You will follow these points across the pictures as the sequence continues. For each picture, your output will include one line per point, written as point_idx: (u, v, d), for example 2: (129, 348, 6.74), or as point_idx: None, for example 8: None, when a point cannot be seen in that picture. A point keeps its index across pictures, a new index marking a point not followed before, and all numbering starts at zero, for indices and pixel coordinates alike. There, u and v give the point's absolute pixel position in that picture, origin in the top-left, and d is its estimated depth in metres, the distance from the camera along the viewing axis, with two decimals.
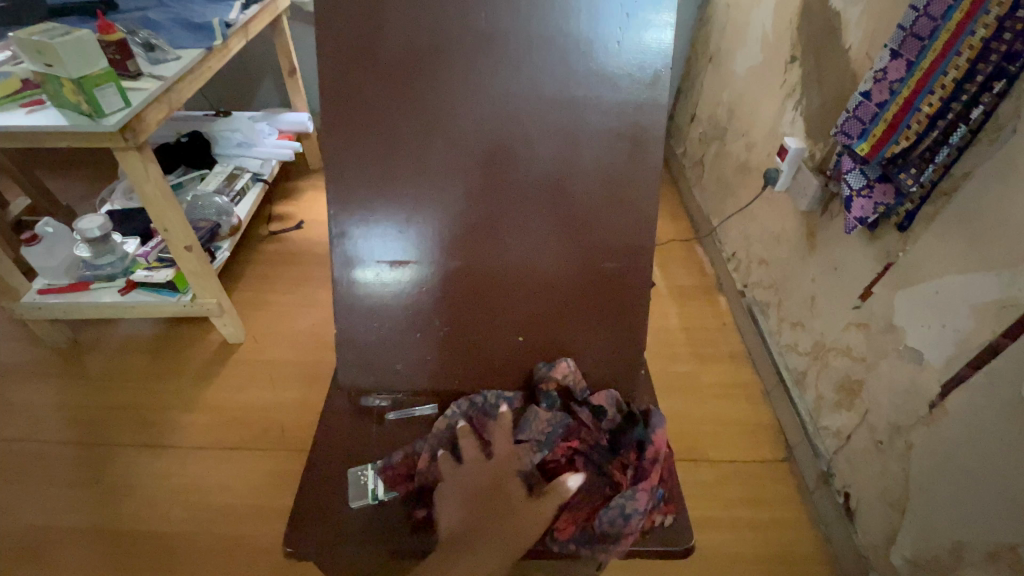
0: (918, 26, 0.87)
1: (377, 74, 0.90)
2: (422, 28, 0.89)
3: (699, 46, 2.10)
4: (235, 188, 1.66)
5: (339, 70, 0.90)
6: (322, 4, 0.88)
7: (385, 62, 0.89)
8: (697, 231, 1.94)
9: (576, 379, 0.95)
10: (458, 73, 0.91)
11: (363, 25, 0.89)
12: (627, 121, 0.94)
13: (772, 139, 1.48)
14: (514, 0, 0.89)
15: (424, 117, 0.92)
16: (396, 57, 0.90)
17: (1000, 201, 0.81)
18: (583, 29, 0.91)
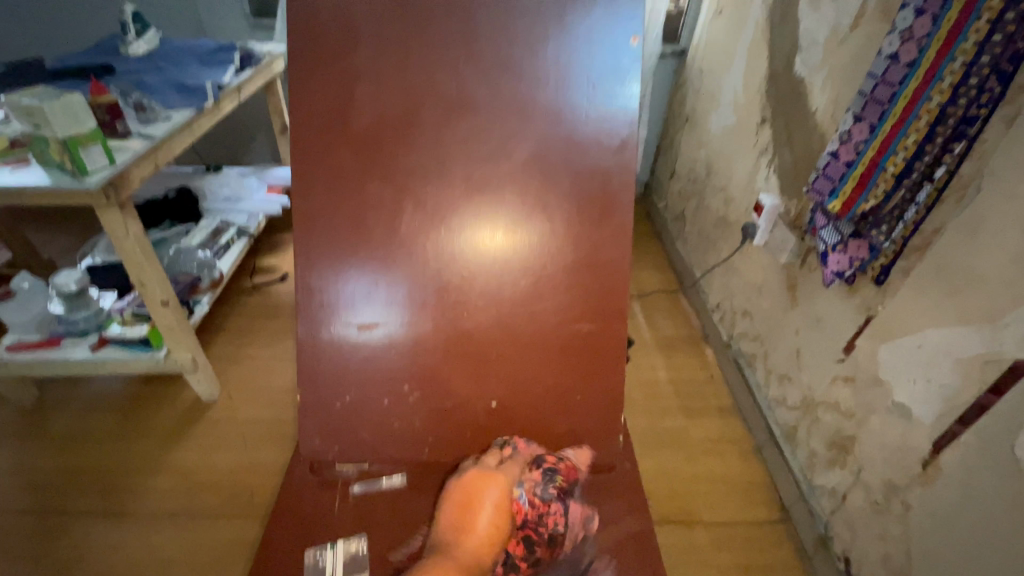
0: (878, 92, 0.92)
1: (354, 140, 0.95)
2: (398, 98, 0.95)
3: (676, 107, 2.20)
4: (219, 242, 1.67)
5: (313, 136, 0.95)
6: (300, 76, 0.95)
7: (360, 129, 0.95)
8: (682, 283, 1.95)
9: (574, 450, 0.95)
10: (427, 140, 0.95)
11: (341, 94, 0.95)
12: (597, 184, 0.97)
13: (748, 194, 1.52)
14: (484, 74, 0.95)
15: (393, 181, 0.95)
16: (373, 125, 0.95)
17: (972, 257, 0.82)
18: (552, 98, 0.96)
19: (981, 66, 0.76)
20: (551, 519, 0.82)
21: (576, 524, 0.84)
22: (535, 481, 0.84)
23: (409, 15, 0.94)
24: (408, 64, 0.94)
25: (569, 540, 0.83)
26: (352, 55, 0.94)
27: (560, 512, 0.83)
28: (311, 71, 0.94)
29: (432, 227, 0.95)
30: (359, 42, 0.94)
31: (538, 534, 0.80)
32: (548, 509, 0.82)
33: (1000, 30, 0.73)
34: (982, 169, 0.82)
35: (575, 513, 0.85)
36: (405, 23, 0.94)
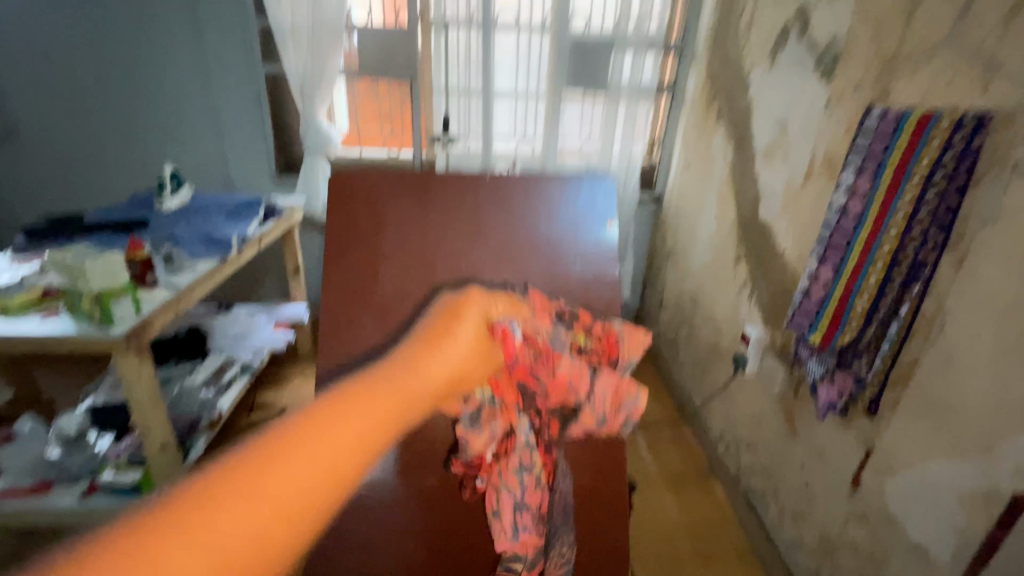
0: (833, 238, 1.03)
1: (374, 307, 1.08)
2: (414, 274, 1.10)
3: (658, 243, 2.40)
4: (222, 380, 1.70)
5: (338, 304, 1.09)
6: (338, 255, 1.12)
7: (382, 300, 1.09)
8: (682, 412, 1.95)
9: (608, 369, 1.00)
10: None
11: (368, 271, 1.11)
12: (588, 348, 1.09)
13: (735, 325, 1.60)
14: (489, 255, 1.13)
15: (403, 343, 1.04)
16: (391, 295, 1.09)
17: (950, 389, 0.86)
18: (546, 275, 1.13)
19: (922, 218, 0.86)
20: (562, 371, 0.95)
21: (608, 414, 1.00)
22: (560, 337, 0.96)
23: (427, 212, 1.16)
24: (424, 240, 1.13)
25: (586, 418, 1.00)
26: (379, 239, 1.13)
27: (584, 387, 0.97)
28: (343, 253, 1.12)
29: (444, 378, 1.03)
30: (386, 230, 1.14)
31: (544, 392, 0.96)
32: (562, 357, 0.95)
33: (932, 187, 0.84)
34: (942, 308, 0.88)
35: (612, 386, 0.98)
36: (426, 216, 1.15)
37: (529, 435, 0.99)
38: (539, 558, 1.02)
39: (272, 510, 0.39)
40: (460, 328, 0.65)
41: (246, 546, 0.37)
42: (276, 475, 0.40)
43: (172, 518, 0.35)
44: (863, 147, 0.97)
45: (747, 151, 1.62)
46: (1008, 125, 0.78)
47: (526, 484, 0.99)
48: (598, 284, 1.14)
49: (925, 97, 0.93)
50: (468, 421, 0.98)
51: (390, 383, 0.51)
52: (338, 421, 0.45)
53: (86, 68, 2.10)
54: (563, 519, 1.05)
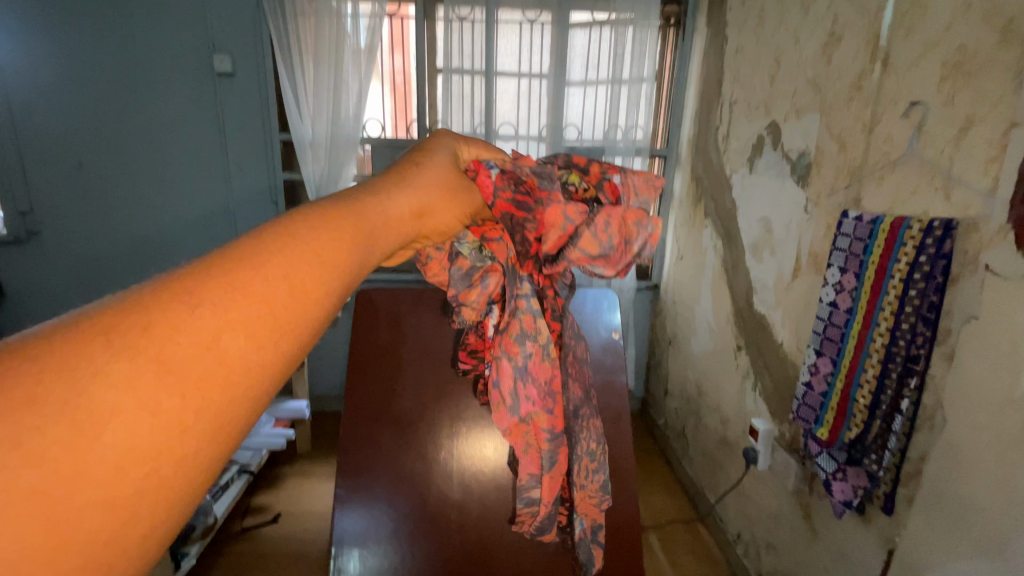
0: (829, 331, 1.08)
1: (391, 416, 1.24)
2: (428, 388, 1.27)
3: (658, 331, 2.44)
4: (219, 481, 1.59)
5: (360, 415, 1.25)
6: (362, 371, 1.30)
7: (398, 411, 1.25)
8: (697, 509, 1.87)
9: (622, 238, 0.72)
10: (446, 417, 1.24)
11: (388, 386, 1.28)
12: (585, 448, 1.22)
13: (742, 415, 1.60)
14: None
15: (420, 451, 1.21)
16: (406, 406, 1.25)
17: (960, 485, 0.85)
18: None
19: (907, 314, 0.88)
20: (546, 214, 0.71)
21: (613, 244, 0.71)
22: (549, 174, 0.74)
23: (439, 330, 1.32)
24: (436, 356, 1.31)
25: (584, 247, 0.70)
26: (398, 356, 1.31)
27: (576, 218, 0.71)
28: (365, 369, 1.30)
29: (459, 476, 1.18)
30: (403, 349, 1.31)
31: (533, 234, 0.71)
32: (546, 197, 0.71)
33: (913, 286, 0.88)
34: (940, 401, 0.90)
35: (613, 216, 0.71)
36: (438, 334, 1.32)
37: (530, 292, 0.73)
38: (561, 446, 0.79)
39: (232, 327, 0.32)
40: (426, 177, 0.61)
41: (212, 368, 0.30)
42: (238, 288, 0.34)
43: (103, 339, 0.27)
44: (844, 248, 1.05)
45: (736, 246, 1.71)
46: (973, 231, 0.84)
47: (530, 354, 0.73)
48: (607, 393, 1.29)
49: (894, 202, 1.00)
50: (458, 282, 0.74)
51: (346, 203, 0.47)
52: (317, 229, 0.42)
53: (117, 178, 2.24)
54: (581, 409, 0.84)
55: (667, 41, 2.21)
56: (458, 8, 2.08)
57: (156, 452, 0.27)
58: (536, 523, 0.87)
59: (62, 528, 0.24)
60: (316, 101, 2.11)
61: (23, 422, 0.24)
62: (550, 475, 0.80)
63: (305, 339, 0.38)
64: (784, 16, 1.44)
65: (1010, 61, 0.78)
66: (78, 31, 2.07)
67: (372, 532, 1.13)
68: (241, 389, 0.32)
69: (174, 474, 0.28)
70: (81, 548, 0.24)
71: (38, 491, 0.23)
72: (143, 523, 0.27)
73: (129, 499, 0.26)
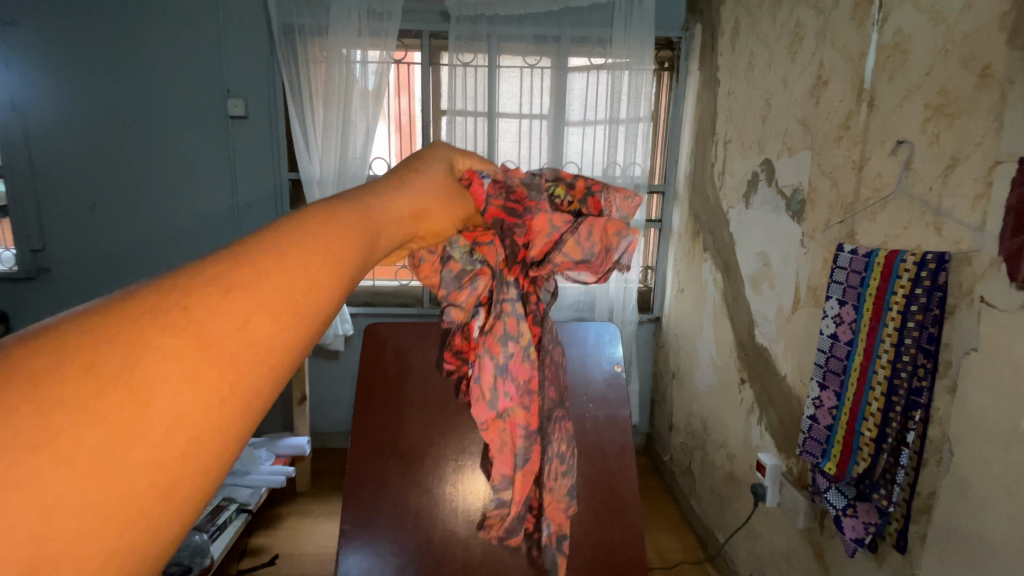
0: (831, 364, 1.09)
1: (397, 450, 1.24)
2: (434, 421, 1.27)
3: (661, 365, 2.43)
4: (217, 521, 1.56)
5: (365, 448, 1.24)
6: (366, 403, 1.30)
7: (404, 444, 1.25)
8: (707, 550, 1.81)
9: (607, 249, 0.75)
10: (452, 451, 1.23)
11: (393, 419, 1.28)
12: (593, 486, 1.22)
13: (749, 451, 1.57)
14: None
15: (426, 485, 1.20)
16: (413, 440, 1.25)
17: (972, 519, 0.84)
18: None
19: (907, 345, 0.89)
20: (534, 222, 0.74)
21: (595, 251, 0.74)
22: (538, 184, 0.76)
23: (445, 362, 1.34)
24: (442, 388, 1.32)
25: (568, 253, 0.73)
26: (403, 389, 1.32)
27: (562, 227, 0.74)
28: (369, 401, 1.30)
29: (462, 510, 1.17)
30: (409, 380, 1.33)
31: (522, 240, 0.74)
32: (534, 206, 0.74)
33: (910, 317, 0.89)
34: (946, 434, 0.89)
35: (595, 227, 0.75)
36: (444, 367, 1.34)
37: (515, 295, 0.76)
38: (535, 444, 0.82)
39: (262, 307, 0.34)
40: (424, 183, 0.61)
41: (243, 346, 0.32)
42: (263, 276, 0.35)
43: (148, 319, 0.29)
44: (841, 281, 1.07)
45: (735, 279, 1.73)
46: (966, 264, 0.86)
47: (511, 355, 0.76)
48: (611, 427, 1.29)
49: (888, 237, 1.02)
50: (448, 284, 0.74)
51: (349, 200, 0.48)
52: (322, 220, 0.42)
53: (129, 217, 2.30)
54: (557, 411, 0.85)
55: (662, 83, 2.31)
56: (462, 54, 2.18)
57: (197, 419, 0.29)
58: (503, 527, 1.01)
59: (119, 486, 0.26)
60: (325, 142, 2.19)
61: (85, 385, 0.26)
62: (522, 473, 0.84)
63: (320, 329, 0.39)
64: (773, 60, 1.51)
65: (989, 103, 0.82)
66: (100, 79, 2.17)
67: (376, 569, 1.10)
68: (270, 363, 0.33)
69: (213, 440, 0.29)
70: (131, 505, 0.26)
71: (98, 448, 0.25)
72: (186, 488, 0.28)
73: (176, 461, 0.28)
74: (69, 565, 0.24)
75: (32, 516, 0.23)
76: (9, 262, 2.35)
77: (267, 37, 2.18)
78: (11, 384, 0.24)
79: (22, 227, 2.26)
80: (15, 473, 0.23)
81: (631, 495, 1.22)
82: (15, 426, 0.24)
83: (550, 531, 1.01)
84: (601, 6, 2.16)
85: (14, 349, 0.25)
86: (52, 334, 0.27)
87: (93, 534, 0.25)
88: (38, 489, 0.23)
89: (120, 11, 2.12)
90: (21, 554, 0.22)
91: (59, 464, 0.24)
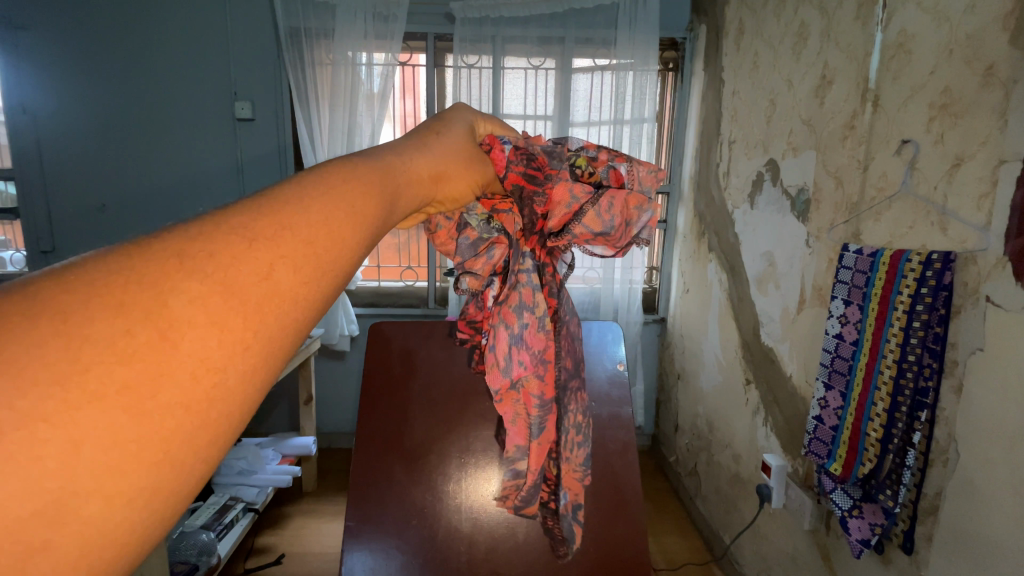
0: (837, 363, 1.08)
1: (401, 450, 1.25)
2: (439, 419, 1.28)
3: (666, 366, 2.43)
4: (223, 521, 1.57)
5: (370, 447, 1.25)
6: (370, 403, 1.31)
7: (408, 444, 1.25)
8: (713, 551, 1.81)
9: (629, 223, 0.74)
10: (458, 448, 1.24)
11: (397, 419, 1.28)
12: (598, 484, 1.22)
13: (754, 451, 1.57)
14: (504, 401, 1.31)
15: (432, 484, 1.21)
16: (417, 440, 1.26)
17: (979, 520, 0.83)
18: None
19: (913, 344, 0.89)
20: (554, 190, 0.71)
21: (615, 224, 0.72)
22: (559, 153, 0.74)
23: (451, 361, 1.35)
24: (448, 385, 1.32)
25: (587, 225, 0.70)
26: (408, 388, 1.32)
27: (583, 197, 0.71)
28: (373, 401, 1.31)
29: (465, 505, 1.18)
30: (414, 379, 1.33)
31: (541, 210, 0.71)
32: (555, 174, 0.72)
33: (916, 317, 0.88)
34: (952, 434, 0.89)
35: (617, 199, 0.72)
36: (449, 365, 1.35)
37: (531, 266, 0.74)
38: (550, 414, 0.77)
39: (286, 257, 0.31)
40: (445, 146, 0.57)
41: (267, 296, 0.30)
42: (287, 229, 0.32)
43: (175, 262, 0.27)
44: (846, 281, 1.07)
45: (741, 279, 1.73)
46: (971, 263, 0.85)
47: (527, 325, 0.73)
48: (614, 425, 1.30)
49: (893, 236, 1.02)
50: (464, 250, 0.76)
51: (374, 159, 0.45)
52: (349, 178, 0.39)
53: (138, 218, 2.32)
54: (573, 381, 0.80)
55: (666, 84, 2.31)
56: (467, 55, 2.19)
57: (223, 367, 0.27)
58: (520, 496, 0.86)
59: (146, 429, 0.24)
60: (331, 143, 2.20)
61: (113, 324, 0.24)
62: (538, 444, 0.79)
63: (341, 288, 0.36)
64: (777, 60, 1.51)
65: (993, 102, 0.82)
66: (110, 82, 2.20)
67: (381, 565, 1.11)
68: (293, 316, 0.31)
69: (237, 388, 0.28)
70: (156, 450, 0.25)
71: (127, 388, 0.24)
72: (211, 435, 0.27)
73: (202, 408, 0.26)
74: (96, 503, 0.23)
75: (60, 452, 0.22)
76: (21, 264, 2.39)
77: (274, 41, 2.20)
78: (36, 319, 0.23)
79: (33, 228, 2.29)
80: (44, 408, 0.22)
81: (634, 492, 1.22)
82: (45, 359, 0.22)
83: (567, 501, 0.88)
84: (605, 8, 2.17)
85: (41, 284, 0.24)
86: (78, 269, 0.25)
87: (120, 473, 0.24)
88: (67, 424, 0.22)
89: (129, 14, 2.15)
90: (50, 489, 0.22)
91: (89, 403, 0.23)
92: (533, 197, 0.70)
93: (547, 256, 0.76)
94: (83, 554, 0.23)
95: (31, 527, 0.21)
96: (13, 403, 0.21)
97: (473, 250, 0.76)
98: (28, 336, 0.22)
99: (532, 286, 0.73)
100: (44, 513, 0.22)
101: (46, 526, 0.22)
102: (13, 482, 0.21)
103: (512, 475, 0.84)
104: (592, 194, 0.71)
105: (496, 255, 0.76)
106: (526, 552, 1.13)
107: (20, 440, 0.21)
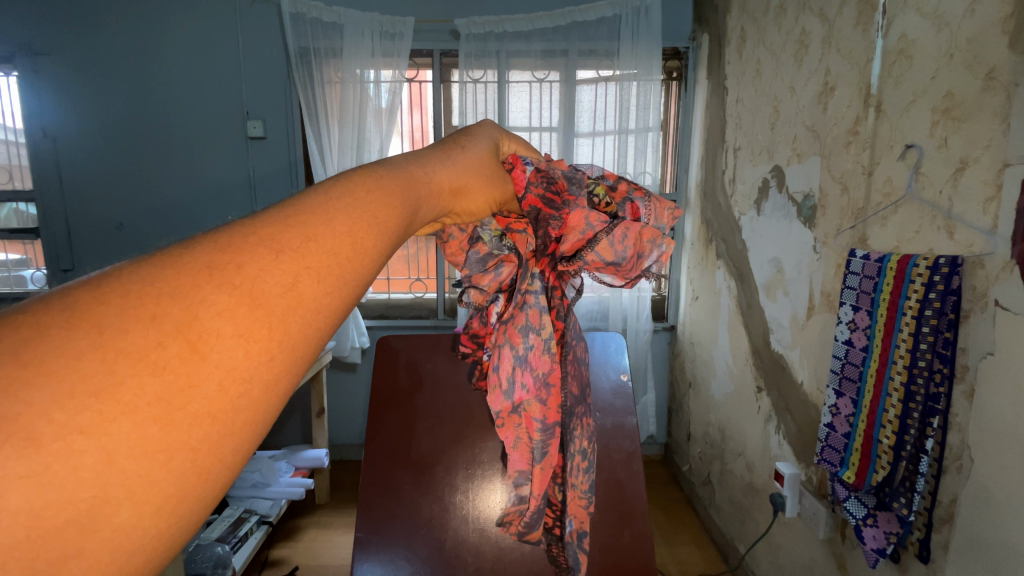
0: (847, 369, 1.08)
1: (409, 463, 1.25)
2: (448, 428, 1.29)
3: (676, 373, 2.43)
4: (238, 533, 1.58)
5: (378, 460, 1.26)
6: (375, 414, 1.32)
7: (415, 455, 1.26)
8: (727, 562, 1.79)
9: (640, 264, 0.75)
10: (464, 460, 1.25)
11: (405, 429, 1.30)
12: (611, 495, 1.22)
13: (766, 459, 1.56)
14: None
15: (439, 498, 1.21)
16: (424, 451, 1.27)
17: (995, 528, 0.82)
18: None
19: (923, 350, 0.88)
20: (570, 216, 0.72)
21: (627, 255, 0.73)
22: (579, 178, 0.75)
23: (458, 369, 1.36)
24: (455, 396, 1.33)
25: (601, 253, 0.71)
26: (416, 397, 1.33)
27: (598, 226, 0.72)
28: (380, 411, 1.32)
29: (473, 518, 1.19)
30: (420, 389, 1.34)
31: (556, 232, 0.72)
32: (573, 200, 0.73)
33: (926, 322, 0.88)
34: (965, 440, 0.87)
35: (631, 230, 0.73)
36: (456, 375, 1.36)
37: (539, 288, 0.75)
38: (553, 438, 0.77)
39: (309, 271, 0.33)
40: (466, 158, 0.59)
41: (291, 306, 0.31)
42: (312, 240, 0.34)
43: (205, 274, 0.29)
44: (855, 287, 1.06)
45: (749, 285, 1.72)
46: (979, 266, 0.85)
47: (532, 346, 0.73)
48: (620, 434, 1.29)
49: (900, 241, 1.01)
50: (473, 265, 0.74)
51: (401, 170, 0.47)
52: (379, 193, 0.41)
53: (155, 237, 2.38)
54: (579, 407, 0.79)
55: (671, 93, 2.34)
56: (472, 70, 2.23)
57: (249, 377, 0.29)
58: (524, 521, 0.83)
59: (175, 439, 0.26)
60: (340, 159, 2.25)
61: (147, 337, 0.26)
62: (541, 469, 0.78)
63: (362, 293, 0.38)
64: (780, 68, 1.52)
65: (995, 105, 0.82)
66: (124, 105, 2.27)
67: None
68: (315, 325, 0.33)
69: (260, 398, 0.29)
70: (185, 459, 0.26)
71: (159, 400, 0.25)
72: (237, 445, 0.28)
73: (228, 416, 0.28)
74: (127, 511, 0.24)
75: (94, 462, 0.23)
76: (41, 282, 2.46)
77: (285, 61, 2.26)
78: (74, 333, 0.24)
79: (52, 248, 2.35)
80: (81, 419, 0.23)
81: (639, 500, 1.22)
82: (81, 372, 0.24)
83: (573, 529, 0.85)
84: (608, 20, 2.20)
85: (79, 296, 0.26)
86: (113, 280, 0.27)
87: (151, 480, 0.25)
88: (99, 437, 0.23)
89: (142, 38, 2.22)
90: (84, 497, 0.23)
91: (122, 414, 0.24)
92: (548, 222, 0.71)
93: (557, 278, 0.77)
94: (115, 559, 0.24)
95: (66, 532, 0.22)
96: (51, 416, 0.23)
97: (478, 266, 0.74)
98: (63, 349, 0.24)
99: (541, 309, 0.74)
100: (78, 521, 0.23)
101: (80, 535, 0.23)
102: (54, 492, 0.22)
103: (516, 500, 0.82)
104: (608, 224, 0.72)
105: (505, 274, 0.75)
106: (532, 563, 1.14)
107: (57, 452, 0.22)
